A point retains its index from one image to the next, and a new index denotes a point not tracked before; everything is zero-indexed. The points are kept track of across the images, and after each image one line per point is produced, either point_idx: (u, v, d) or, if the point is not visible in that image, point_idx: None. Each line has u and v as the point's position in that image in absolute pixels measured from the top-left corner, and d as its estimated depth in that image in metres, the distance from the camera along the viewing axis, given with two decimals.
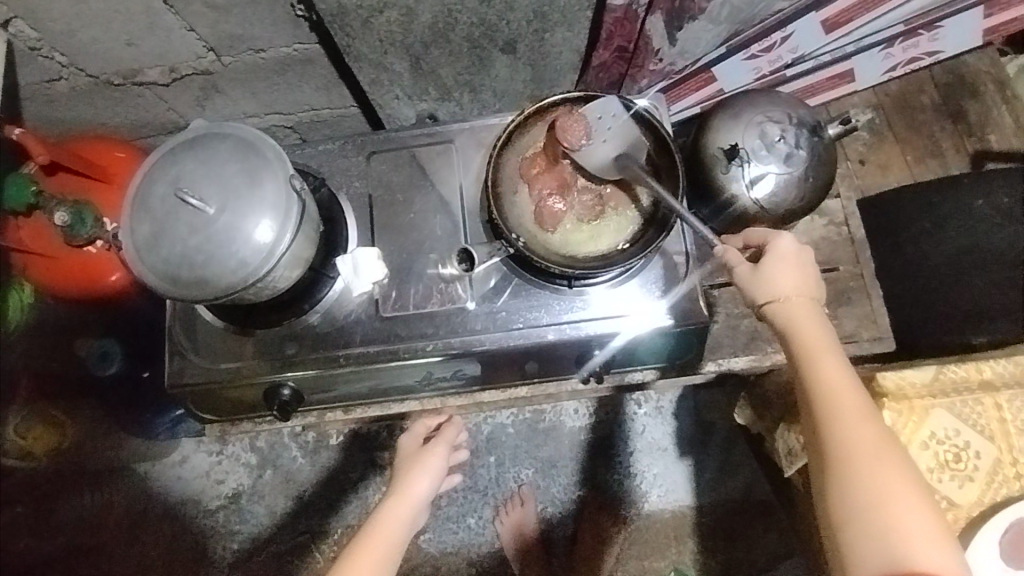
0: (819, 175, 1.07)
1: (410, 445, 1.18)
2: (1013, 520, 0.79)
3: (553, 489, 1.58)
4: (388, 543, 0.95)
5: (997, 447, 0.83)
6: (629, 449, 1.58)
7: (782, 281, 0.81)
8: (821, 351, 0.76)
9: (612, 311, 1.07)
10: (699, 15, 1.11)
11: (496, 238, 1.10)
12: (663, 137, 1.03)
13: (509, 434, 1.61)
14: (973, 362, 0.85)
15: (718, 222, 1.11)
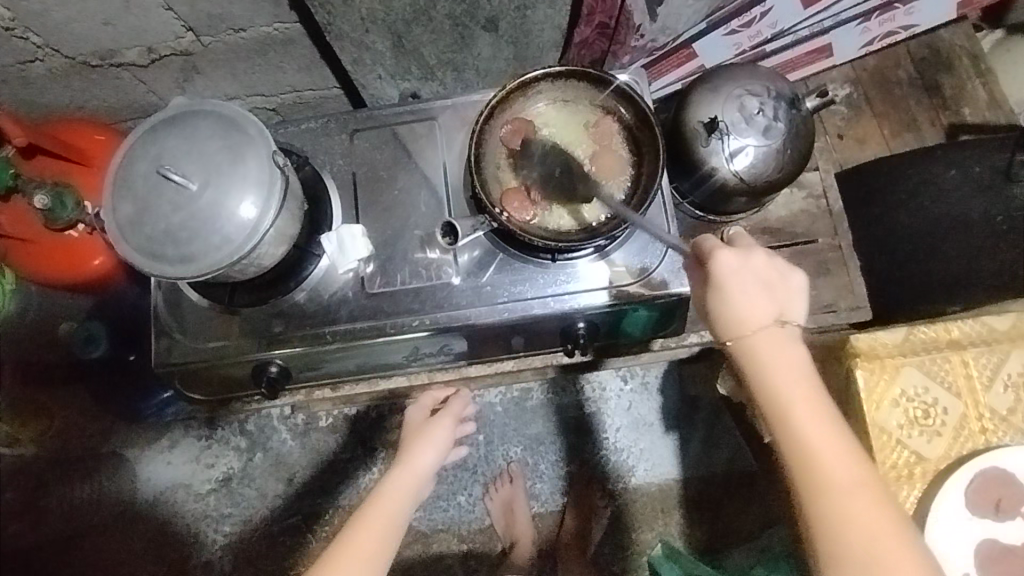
0: (796, 148, 1.09)
1: (416, 418, 1.16)
2: (978, 471, 0.82)
3: (542, 467, 1.61)
4: (386, 525, 0.94)
5: (964, 403, 0.86)
6: (616, 425, 1.60)
7: (736, 313, 0.78)
8: (787, 397, 0.75)
9: (596, 284, 1.09)
10: None
11: (480, 214, 1.11)
12: (643, 110, 1.04)
13: (498, 413, 1.63)
14: (942, 323, 0.88)
15: (697, 194, 1.15)
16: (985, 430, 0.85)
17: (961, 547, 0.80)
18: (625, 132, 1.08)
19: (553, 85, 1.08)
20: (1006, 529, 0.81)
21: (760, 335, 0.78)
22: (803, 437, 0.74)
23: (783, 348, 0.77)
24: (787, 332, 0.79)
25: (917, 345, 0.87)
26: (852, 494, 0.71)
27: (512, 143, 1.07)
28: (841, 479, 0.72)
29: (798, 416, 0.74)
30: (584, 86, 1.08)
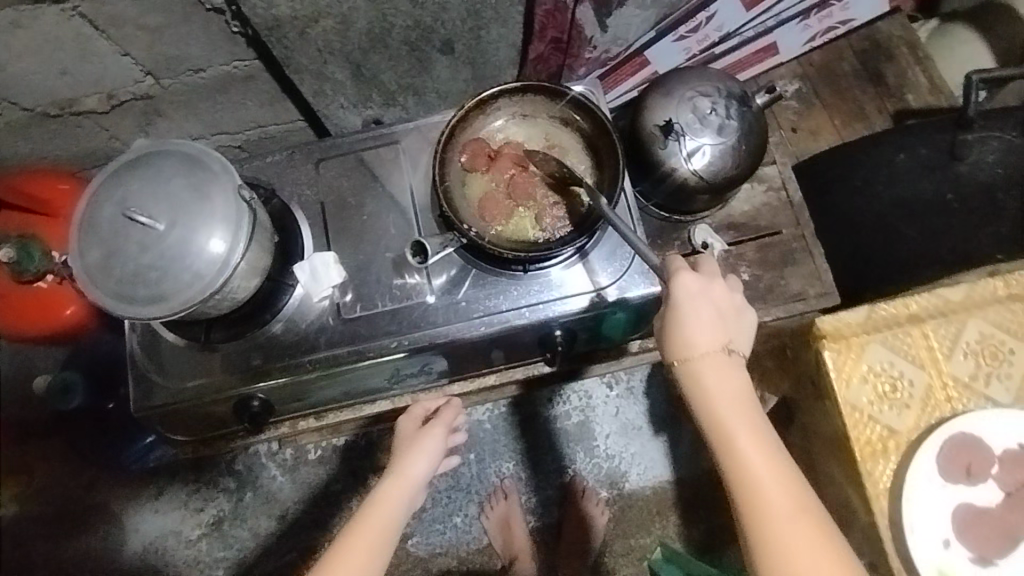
0: (751, 143, 1.12)
1: (407, 426, 1.12)
2: (944, 441, 0.83)
3: (537, 480, 1.61)
4: (372, 544, 0.91)
5: (929, 374, 0.88)
6: (605, 432, 1.61)
7: (684, 335, 0.83)
8: (716, 398, 0.80)
9: (569, 291, 1.10)
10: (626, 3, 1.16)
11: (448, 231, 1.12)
12: (601, 119, 1.06)
13: (487, 430, 1.62)
14: (902, 301, 0.90)
15: (660, 195, 1.17)
16: (950, 399, 0.87)
17: (937, 519, 0.81)
18: (583, 140, 1.10)
19: (511, 101, 1.10)
20: (977, 495, 0.82)
21: (706, 359, 0.82)
22: (729, 439, 0.77)
23: (721, 362, 0.82)
24: (731, 360, 0.83)
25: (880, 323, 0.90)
26: (766, 482, 0.74)
27: (474, 166, 1.09)
28: (766, 478, 0.74)
29: (722, 415, 0.79)
30: (542, 100, 1.10)
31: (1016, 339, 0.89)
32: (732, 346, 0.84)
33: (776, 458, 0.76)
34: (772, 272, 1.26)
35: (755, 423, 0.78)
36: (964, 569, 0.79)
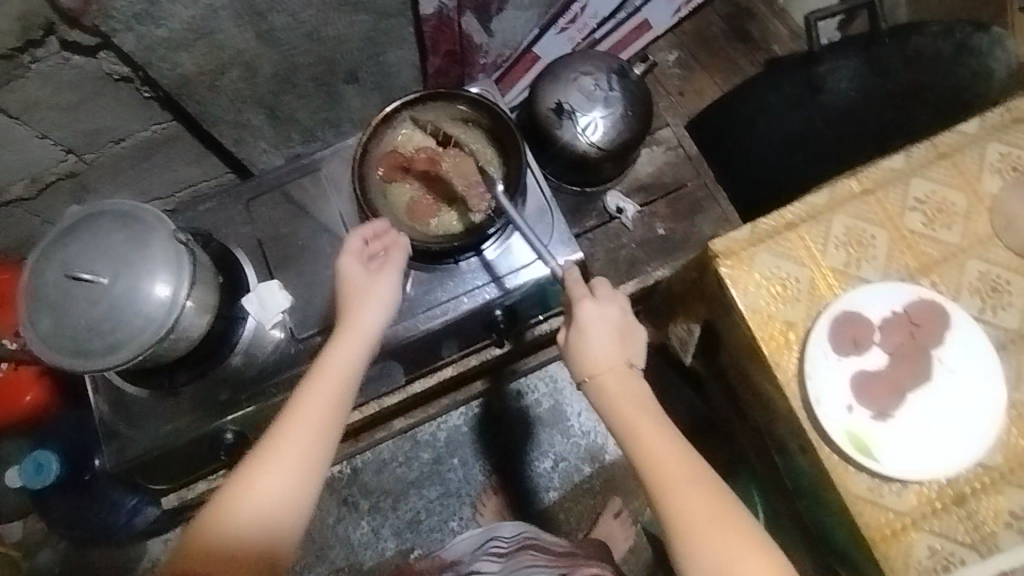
0: (637, 109, 1.23)
1: (355, 272, 0.98)
2: (831, 319, 0.84)
3: (522, 469, 1.68)
4: (317, 418, 0.86)
5: (811, 270, 0.87)
6: (576, 410, 1.69)
7: (586, 366, 0.91)
8: (620, 407, 0.89)
9: (502, 274, 1.19)
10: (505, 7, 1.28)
11: None
12: (496, 112, 1.16)
13: (465, 433, 1.70)
14: (777, 213, 0.89)
15: (567, 170, 1.27)
16: (832, 290, 0.86)
17: (839, 392, 0.81)
18: (486, 134, 1.20)
19: (413, 111, 1.19)
20: (874, 360, 0.82)
21: (609, 374, 0.91)
22: (637, 440, 0.86)
23: (621, 374, 0.91)
24: (632, 372, 0.92)
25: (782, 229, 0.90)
26: (671, 473, 0.83)
27: (392, 176, 1.18)
28: (669, 470, 0.83)
29: (628, 423, 0.87)
30: (441, 105, 1.18)
31: (880, 227, 0.88)
32: (632, 359, 0.92)
33: (678, 452, 0.85)
34: (685, 223, 1.36)
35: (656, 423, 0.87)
36: (871, 432, 0.80)
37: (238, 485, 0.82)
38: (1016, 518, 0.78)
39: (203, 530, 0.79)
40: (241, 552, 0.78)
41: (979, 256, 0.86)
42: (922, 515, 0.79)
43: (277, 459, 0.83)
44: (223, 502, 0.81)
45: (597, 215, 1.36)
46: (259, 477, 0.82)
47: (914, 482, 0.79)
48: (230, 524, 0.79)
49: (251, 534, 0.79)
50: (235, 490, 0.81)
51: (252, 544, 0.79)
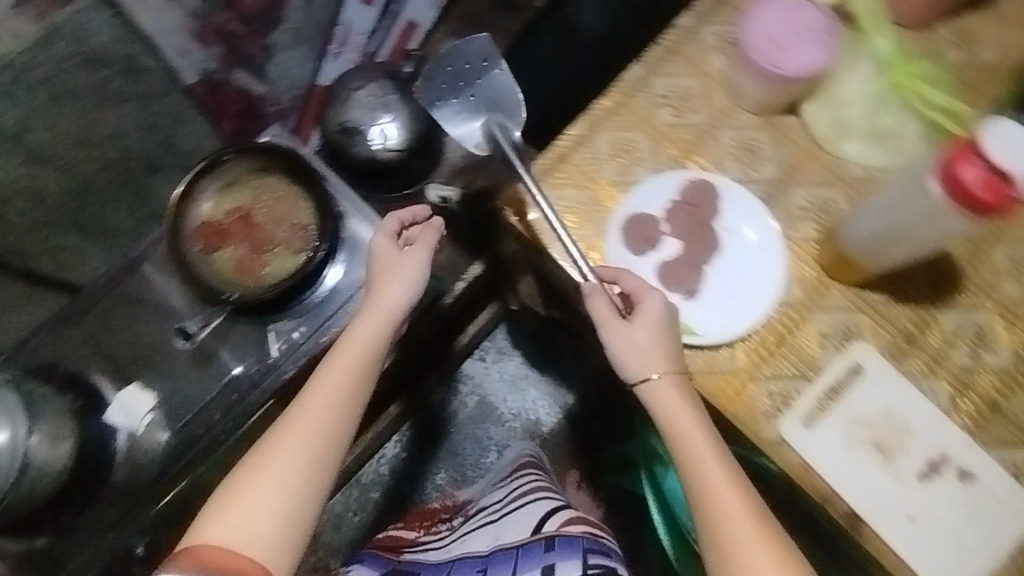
0: (420, 99, 1.27)
1: (382, 253, 0.91)
2: (618, 227, 0.90)
3: (469, 471, 1.67)
4: (321, 409, 0.81)
5: (593, 190, 0.92)
6: (501, 397, 1.69)
7: (632, 370, 0.80)
8: (662, 398, 0.79)
9: (345, 295, 1.18)
10: (271, 53, 1.41)
11: (208, 308, 1.19)
12: (287, 153, 1.18)
13: (406, 459, 1.67)
14: (547, 151, 0.94)
15: (376, 180, 1.30)
16: (615, 199, 0.92)
17: (644, 287, 0.88)
18: (287, 175, 1.20)
19: (209, 179, 1.18)
20: (666, 249, 0.90)
21: (649, 360, 0.80)
22: (682, 436, 0.77)
23: (665, 361, 0.80)
24: (686, 373, 0.81)
25: (564, 159, 0.94)
26: (715, 480, 0.75)
27: (209, 246, 1.16)
28: (716, 476, 0.75)
29: (669, 416, 0.78)
30: (237, 164, 1.19)
31: (638, 131, 0.95)
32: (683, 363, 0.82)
33: (722, 455, 0.77)
34: None
35: (703, 421, 0.78)
36: (686, 312, 0.87)
37: (237, 480, 0.77)
38: (827, 338, 0.87)
39: (206, 526, 0.75)
40: (246, 550, 0.74)
41: (726, 124, 0.96)
42: (755, 366, 0.85)
43: (275, 452, 0.78)
44: (219, 502, 0.77)
45: (430, 210, 1.37)
46: (257, 474, 0.77)
47: (734, 341, 0.86)
48: (230, 523, 0.75)
49: (254, 532, 0.75)
50: (239, 484, 0.77)
51: (258, 541, 0.74)
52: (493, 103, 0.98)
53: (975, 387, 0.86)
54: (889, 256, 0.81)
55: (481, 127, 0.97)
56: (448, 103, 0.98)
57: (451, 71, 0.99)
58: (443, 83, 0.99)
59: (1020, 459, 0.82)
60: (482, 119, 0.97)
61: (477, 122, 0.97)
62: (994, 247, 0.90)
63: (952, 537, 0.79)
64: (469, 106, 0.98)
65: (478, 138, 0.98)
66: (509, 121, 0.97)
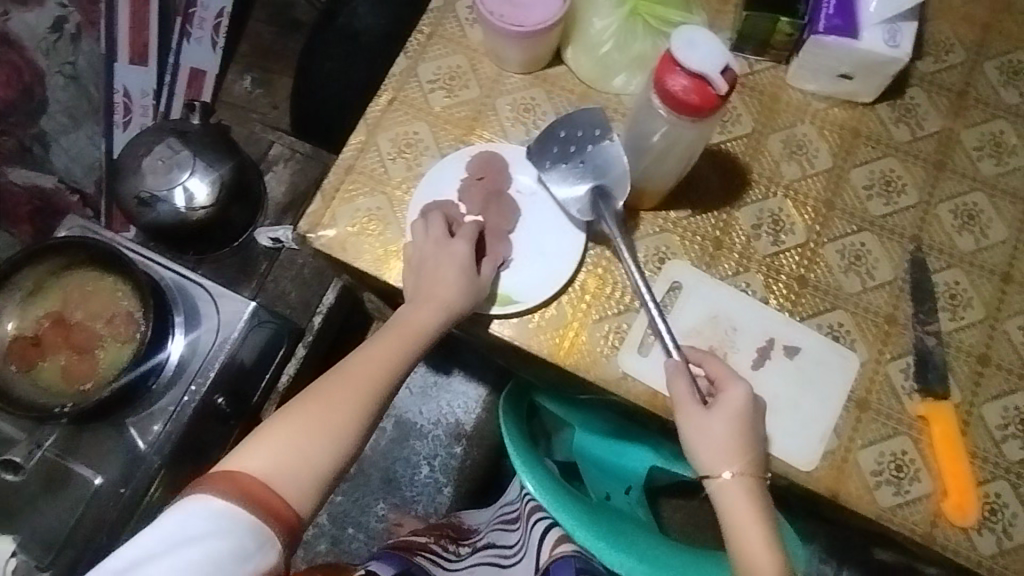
0: (215, 148, 1.25)
1: (429, 243, 0.84)
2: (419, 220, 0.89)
3: (407, 492, 1.55)
4: (382, 376, 0.76)
5: (387, 194, 0.92)
6: (417, 410, 1.59)
7: (708, 463, 0.75)
8: (696, 425, 0.75)
9: (191, 368, 1.12)
10: (52, 140, 1.33)
11: (38, 428, 1.10)
12: (79, 241, 1.08)
13: (341, 501, 1.55)
14: (333, 168, 0.93)
15: (196, 240, 1.27)
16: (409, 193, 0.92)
17: None
18: (91, 265, 1.11)
19: (6, 295, 1.10)
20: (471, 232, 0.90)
21: (688, 404, 0.76)
22: (714, 462, 0.74)
23: (730, 415, 0.76)
24: (752, 422, 0.77)
25: (349, 170, 0.93)
26: (743, 512, 0.73)
27: (28, 362, 1.09)
28: (746, 510, 0.73)
29: (706, 443, 0.75)
30: (30, 270, 1.10)
31: (416, 121, 0.96)
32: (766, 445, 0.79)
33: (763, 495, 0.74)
34: None
35: (746, 444, 0.75)
36: (505, 283, 0.88)
37: (294, 412, 0.72)
38: (643, 265, 0.91)
39: (247, 447, 0.70)
40: (277, 486, 0.68)
41: (500, 91, 0.97)
42: (581, 314, 0.89)
43: (327, 407, 0.73)
44: (270, 425, 0.72)
45: (266, 255, 1.33)
46: (308, 420, 0.72)
47: (558, 295, 0.89)
48: (272, 453, 0.69)
49: (289, 476, 0.69)
50: (290, 412, 0.73)
51: (291, 482, 0.68)
52: (597, 166, 0.85)
53: (783, 269, 0.91)
54: (661, 176, 0.84)
55: (587, 194, 0.86)
56: (559, 166, 0.88)
57: (564, 138, 0.88)
58: (556, 146, 0.88)
59: (834, 320, 0.89)
60: (590, 184, 0.86)
61: (582, 189, 0.86)
62: (767, 136, 0.97)
63: (791, 411, 0.86)
64: (579, 171, 0.87)
65: (584, 197, 0.86)
66: (602, 180, 0.85)
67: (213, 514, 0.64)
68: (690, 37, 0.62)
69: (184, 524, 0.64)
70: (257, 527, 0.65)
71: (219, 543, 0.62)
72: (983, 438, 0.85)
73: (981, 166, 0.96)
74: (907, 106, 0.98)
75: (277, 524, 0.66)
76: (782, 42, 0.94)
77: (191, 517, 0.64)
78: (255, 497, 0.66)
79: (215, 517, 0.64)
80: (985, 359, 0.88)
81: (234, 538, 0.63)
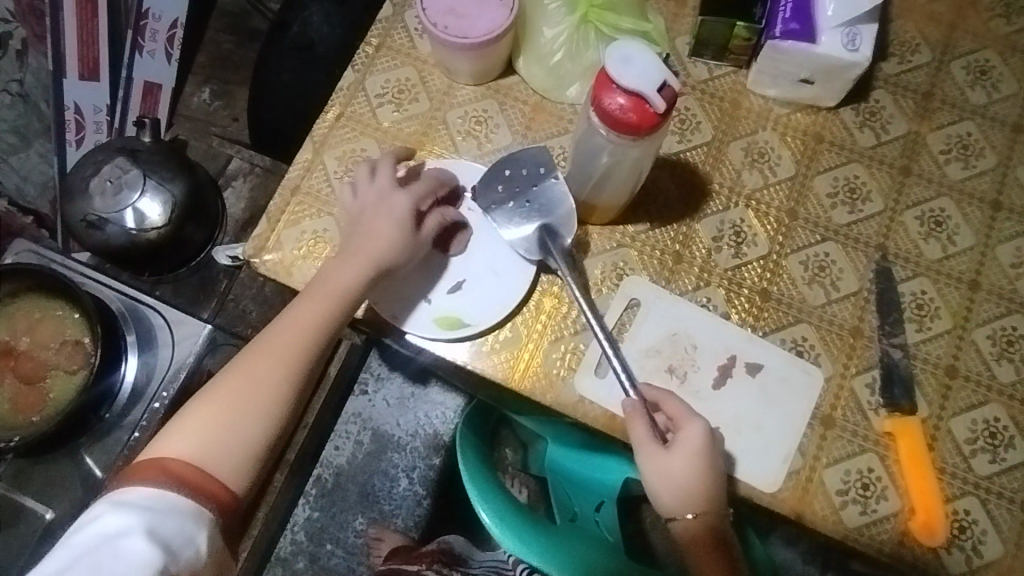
0: (168, 166, 1.22)
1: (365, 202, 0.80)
2: None
3: (386, 506, 1.44)
4: (304, 340, 0.73)
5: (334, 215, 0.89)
6: (393, 423, 1.48)
7: (670, 504, 0.75)
8: (657, 467, 0.75)
9: (145, 395, 1.08)
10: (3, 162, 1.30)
11: None
12: (22, 268, 1.04)
13: (319, 518, 1.45)
14: (278, 190, 0.90)
15: (151, 260, 1.24)
16: None
17: (409, 296, 0.85)
18: (39, 292, 1.09)
19: None
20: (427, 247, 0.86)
21: (649, 442, 0.76)
22: (676, 502, 0.75)
23: (690, 454, 0.75)
24: (713, 457, 0.76)
25: (295, 191, 0.90)
26: (705, 546, 0.75)
27: None
28: (708, 544, 0.75)
29: (668, 485, 0.75)
30: None
31: (364, 138, 0.93)
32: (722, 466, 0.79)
33: (723, 526, 0.76)
34: None
35: (707, 481, 0.75)
36: (457, 304, 0.85)
37: (210, 396, 0.70)
38: (601, 283, 0.88)
39: (170, 434, 0.68)
40: (207, 467, 0.66)
41: (450, 104, 0.94)
42: (536, 335, 0.86)
43: (247, 380, 0.70)
44: (191, 409, 0.69)
45: (226, 273, 1.32)
46: (231, 397, 0.69)
47: (513, 315, 0.86)
48: (194, 436, 0.67)
49: (220, 455, 0.67)
50: (210, 395, 0.70)
51: (222, 460, 0.67)
52: (543, 206, 0.84)
53: (745, 282, 0.89)
54: (613, 192, 0.82)
55: (535, 233, 0.84)
56: (503, 206, 0.86)
57: (510, 176, 0.86)
58: (500, 185, 0.86)
59: (799, 335, 0.87)
60: (537, 224, 0.84)
61: (530, 231, 0.84)
62: (727, 144, 0.94)
63: (755, 431, 0.83)
64: (524, 210, 0.85)
65: (532, 236, 0.84)
66: (548, 219, 0.84)
67: (151, 497, 0.62)
68: (626, 53, 0.63)
69: (116, 516, 0.61)
70: (193, 508, 0.63)
71: (162, 525, 0.61)
72: (952, 453, 0.83)
73: (948, 170, 0.93)
74: (871, 109, 0.95)
75: (216, 501, 0.65)
76: (740, 47, 0.91)
77: (125, 506, 0.62)
78: (183, 481, 0.64)
79: (155, 498, 0.62)
80: (953, 371, 0.86)
81: (176, 521, 0.62)
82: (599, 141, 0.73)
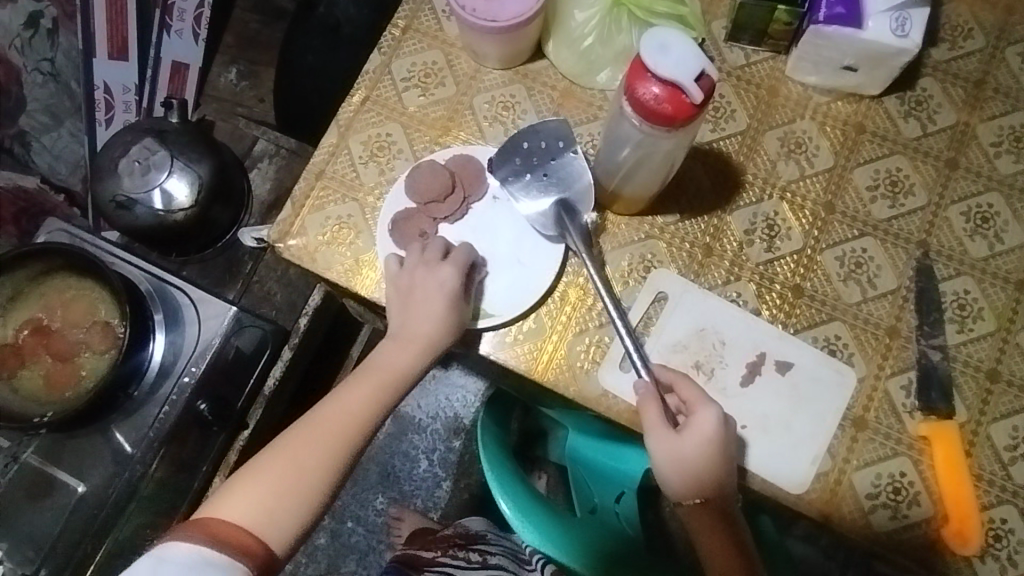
0: (195, 147, 1.23)
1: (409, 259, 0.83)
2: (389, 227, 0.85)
3: (406, 486, 1.45)
4: (358, 417, 0.73)
5: (358, 201, 0.88)
6: (413, 405, 1.48)
7: (680, 490, 0.73)
8: (668, 454, 0.73)
9: (173, 373, 1.10)
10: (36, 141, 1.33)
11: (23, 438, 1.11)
12: (51, 247, 1.05)
13: (340, 497, 1.46)
14: (302, 174, 0.89)
15: (178, 241, 1.25)
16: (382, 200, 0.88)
17: None
18: (70, 270, 1.10)
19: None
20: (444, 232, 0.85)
21: (660, 428, 0.73)
22: (684, 488, 0.73)
23: (702, 441, 0.72)
24: (725, 444, 0.74)
25: (319, 176, 0.89)
26: (714, 530, 0.74)
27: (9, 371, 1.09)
28: (716, 527, 0.74)
29: (676, 471, 0.72)
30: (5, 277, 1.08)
31: (390, 122, 0.91)
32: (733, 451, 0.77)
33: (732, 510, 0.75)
34: None
35: (718, 467, 0.73)
36: (477, 290, 0.84)
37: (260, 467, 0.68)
38: (627, 274, 0.86)
39: (223, 498, 0.65)
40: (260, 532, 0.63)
41: (478, 88, 0.92)
42: (560, 327, 0.85)
43: (300, 453, 0.69)
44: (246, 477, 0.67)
45: (251, 256, 1.32)
46: (288, 465, 0.68)
47: (537, 307, 0.85)
48: (247, 503, 0.65)
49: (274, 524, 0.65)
50: (260, 462, 0.68)
51: (275, 528, 0.64)
52: (561, 180, 0.83)
53: (777, 278, 0.86)
54: (642, 183, 0.79)
55: (553, 208, 0.83)
56: (520, 178, 0.84)
57: (529, 149, 0.84)
58: (520, 159, 0.84)
59: (831, 333, 0.84)
60: (555, 199, 0.83)
61: (547, 205, 0.83)
62: (763, 134, 0.90)
63: (780, 430, 0.81)
64: (542, 184, 0.83)
65: (549, 211, 0.83)
66: (566, 194, 0.83)
67: (189, 556, 0.58)
68: (664, 40, 0.60)
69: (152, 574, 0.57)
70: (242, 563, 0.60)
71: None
72: (990, 460, 0.80)
73: (998, 163, 0.89)
74: (917, 98, 0.90)
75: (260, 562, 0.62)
76: (781, 31, 0.87)
77: (161, 564, 0.57)
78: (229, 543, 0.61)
79: (192, 555, 0.58)
80: (994, 374, 0.82)
81: (216, 574, 0.58)
82: (629, 132, 0.71)
